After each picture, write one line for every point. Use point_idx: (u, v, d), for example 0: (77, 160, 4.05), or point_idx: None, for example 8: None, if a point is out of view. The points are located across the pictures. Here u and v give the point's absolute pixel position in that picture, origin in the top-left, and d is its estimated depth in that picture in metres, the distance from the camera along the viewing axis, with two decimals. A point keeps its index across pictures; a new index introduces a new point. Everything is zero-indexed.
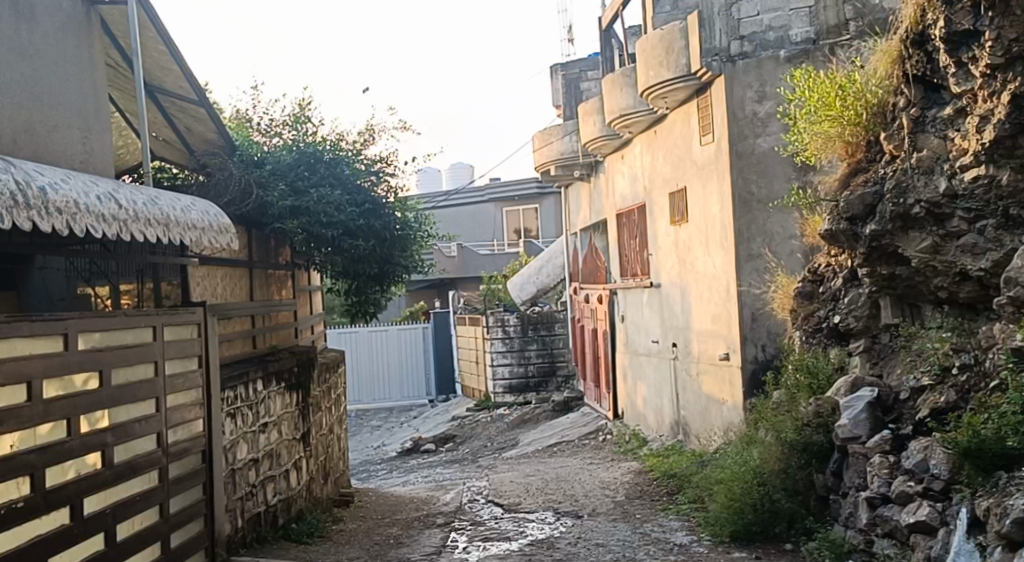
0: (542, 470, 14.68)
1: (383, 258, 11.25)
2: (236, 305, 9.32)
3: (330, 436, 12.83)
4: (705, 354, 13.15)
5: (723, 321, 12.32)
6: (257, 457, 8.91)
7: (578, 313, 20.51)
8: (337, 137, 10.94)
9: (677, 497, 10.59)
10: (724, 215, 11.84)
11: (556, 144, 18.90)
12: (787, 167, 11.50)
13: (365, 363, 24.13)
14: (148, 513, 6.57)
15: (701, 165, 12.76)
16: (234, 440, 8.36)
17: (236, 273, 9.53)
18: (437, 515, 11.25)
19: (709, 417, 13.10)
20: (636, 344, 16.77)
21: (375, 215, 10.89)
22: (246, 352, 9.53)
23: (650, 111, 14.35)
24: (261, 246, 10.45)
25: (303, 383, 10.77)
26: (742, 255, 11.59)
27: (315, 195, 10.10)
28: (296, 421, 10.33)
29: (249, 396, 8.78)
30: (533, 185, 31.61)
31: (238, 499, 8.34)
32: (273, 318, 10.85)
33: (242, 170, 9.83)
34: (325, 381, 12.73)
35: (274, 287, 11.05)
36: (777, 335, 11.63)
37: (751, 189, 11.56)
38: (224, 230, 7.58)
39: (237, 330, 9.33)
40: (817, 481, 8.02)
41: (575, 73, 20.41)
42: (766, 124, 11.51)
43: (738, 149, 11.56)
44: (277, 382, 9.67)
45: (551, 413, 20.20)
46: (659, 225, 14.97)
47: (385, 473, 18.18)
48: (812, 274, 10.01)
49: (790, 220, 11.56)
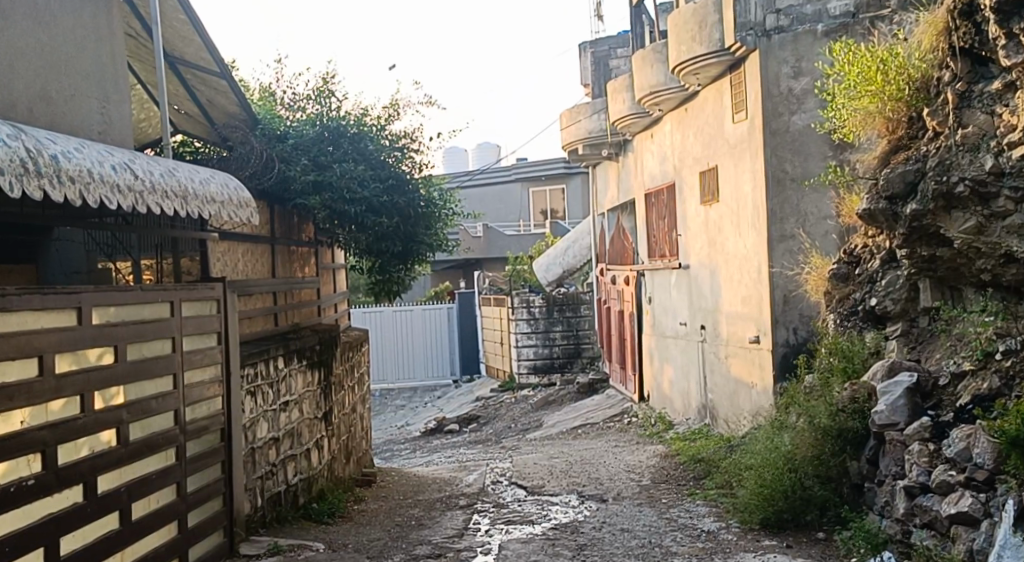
0: (566, 453, 14.48)
1: (407, 236, 11.07)
2: (258, 281, 9.16)
3: (352, 416, 12.68)
4: (734, 336, 12.90)
5: (753, 303, 12.06)
6: (277, 435, 8.75)
7: (604, 295, 20.26)
8: (361, 111, 10.74)
9: (704, 482, 10.36)
10: (756, 194, 11.57)
11: (584, 122, 18.73)
12: (823, 145, 11.26)
13: (389, 341, 24.04)
14: (165, 492, 6.42)
15: (734, 143, 12.49)
16: (254, 418, 8.21)
17: (258, 248, 9.36)
18: (460, 497, 11.08)
19: (738, 401, 12.86)
20: (663, 326, 16.52)
21: (400, 191, 10.70)
22: (267, 329, 9.37)
23: (682, 88, 14.08)
24: (284, 221, 10.28)
25: (325, 361, 10.61)
26: (775, 236, 11.34)
27: (339, 170, 9.92)
28: (317, 400, 10.18)
29: (270, 373, 8.63)
30: (560, 165, 31.31)
31: (258, 478, 8.19)
32: (295, 296, 10.68)
33: (265, 143, 9.64)
34: (347, 360, 12.56)
35: (297, 264, 10.88)
36: (810, 318, 11.39)
37: (785, 167, 11.30)
38: (245, 203, 7.41)
39: (258, 306, 9.17)
40: (852, 468, 7.78)
41: (604, 51, 20.12)
42: (802, 100, 11.25)
43: (772, 126, 11.30)
44: (298, 360, 9.50)
45: (575, 395, 19.99)
46: (688, 204, 14.71)
47: (408, 454, 18.04)
48: (848, 256, 9.81)
49: (826, 200, 11.31)
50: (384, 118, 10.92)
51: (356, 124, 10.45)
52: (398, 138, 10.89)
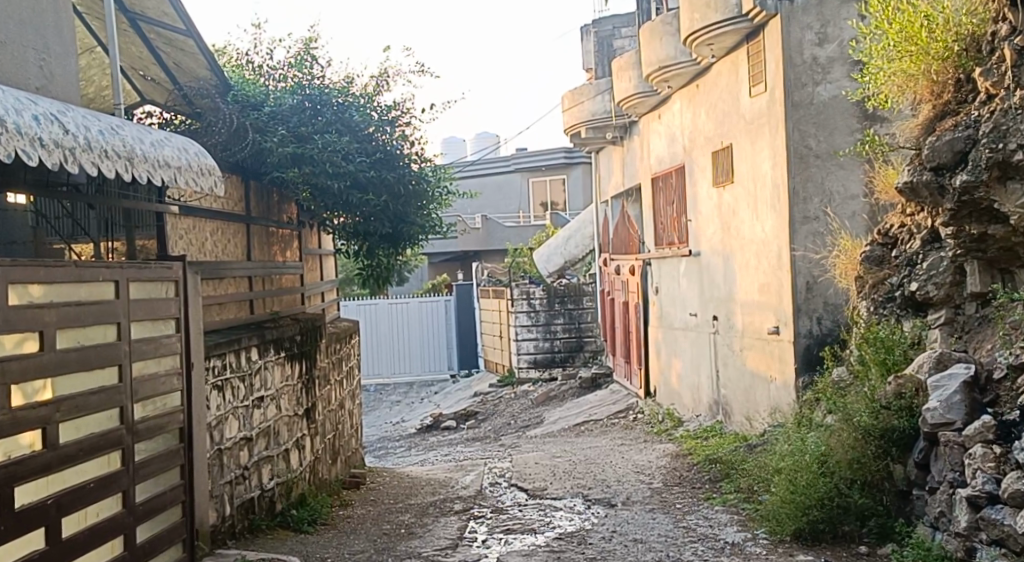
0: (570, 451, 13.57)
1: (397, 216, 10.14)
2: (230, 263, 8.25)
3: (340, 412, 11.77)
4: (751, 326, 11.98)
5: (772, 291, 11.13)
6: (250, 435, 7.83)
7: (608, 286, 19.35)
8: (346, 80, 9.82)
9: (722, 487, 9.45)
10: (777, 172, 10.68)
11: (588, 103, 17.74)
12: (850, 117, 10.42)
13: (385, 335, 23.09)
14: (106, 504, 5.50)
15: (752, 119, 11.57)
16: (222, 417, 7.29)
17: (231, 228, 8.45)
18: (454, 501, 10.19)
19: (754, 397, 11.95)
20: (672, 317, 15.61)
21: (387, 165, 9.77)
22: (239, 316, 8.45)
23: (693, 62, 13.18)
24: (261, 199, 9.37)
25: (308, 353, 9.69)
26: (797, 217, 10.45)
27: (319, 142, 8.99)
28: (299, 395, 9.27)
29: (241, 366, 7.71)
30: (561, 154, 30.33)
31: (225, 484, 7.26)
32: (275, 282, 9.78)
33: (237, 111, 8.71)
34: (334, 352, 11.64)
35: (277, 247, 9.96)
36: (836, 306, 10.50)
37: (809, 143, 10.42)
38: (208, 171, 6.51)
39: (229, 291, 8.26)
40: (897, 472, 6.88)
41: (608, 31, 19.14)
42: (827, 69, 10.37)
43: (795, 98, 10.40)
44: (276, 351, 8.58)
45: (578, 390, 19.06)
46: (699, 187, 13.81)
47: (402, 452, 17.13)
48: (883, 237, 8.90)
49: (853, 178, 10.47)
50: (372, 87, 10.01)
51: (341, 93, 9.53)
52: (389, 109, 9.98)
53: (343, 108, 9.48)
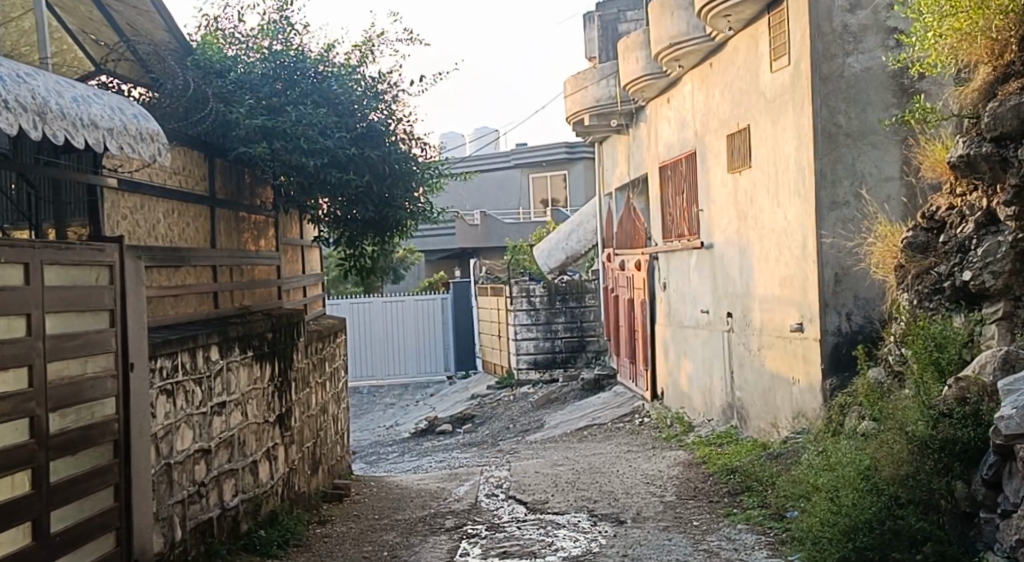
0: (573, 459, 12.56)
1: (381, 198, 9.14)
2: (187, 250, 7.25)
3: (322, 417, 10.79)
4: (770, 323, 10.96)
5: (796, 284, 10.14)
6: (208, 447, 6.81)
7: (612, 282, 18.32)
8: (327, 48, 8.84)
9: (744, 502, 8.47)
10: (801, 153, 9.70)
11: (591, 89, 16.74)
12: (884, 92, 9.49)
13: (379, 334, 22.14)
14: (9, 535, 4.57)
15: (773, 97, 10.58)
16: (172, 426, 6.27)
17: (190, 209, 7.43)
18: (446, 517, 9.19)
19: (774, 401, 10.94)
20: (681, 315, 14.59)
21: (370, 143, 8.75)
22: (199, 310, 7.46)
23: (706, 38, 12.20)
24: (228, 180, 8.37)
25: (282, 352, 8.69)
26: (825, 202, 9.45)
27: (292, 115, 7.99)
28: (270, 400, 8.24)
29: (198, 367, 6.69)
30: (562, 149, 29.37)
31: (176, 504, 6.24)
32: (246, 274, 8.79)
33: (199, 77, 7.71)
34: (316, 351, 10.65)
35: (248, 234, 8.95)
36: (868, 300, 9.53)
37: (838, 120, 9.45)
38: (149, 136, 5.54)
39: (187, 283, 7.27)
40: (958, 491, 5.85)
41: (612, 15, 18.09)
42: (859, 39, 9.42)
43: (823, 71, 9.42)
44: (242, 350, 7.56)
45: (580, 393, 18.05)
46: (712, 173, 12.81)
47: (394, 457, 16.16)
48: (928, 221, 7.90)
49: (887, 159, 9.53)
50: (356, 57, 9.02)
51: (318, 59, 8.55)
52: (375, 83, 9.02)
53: (320, 78, 8.49)
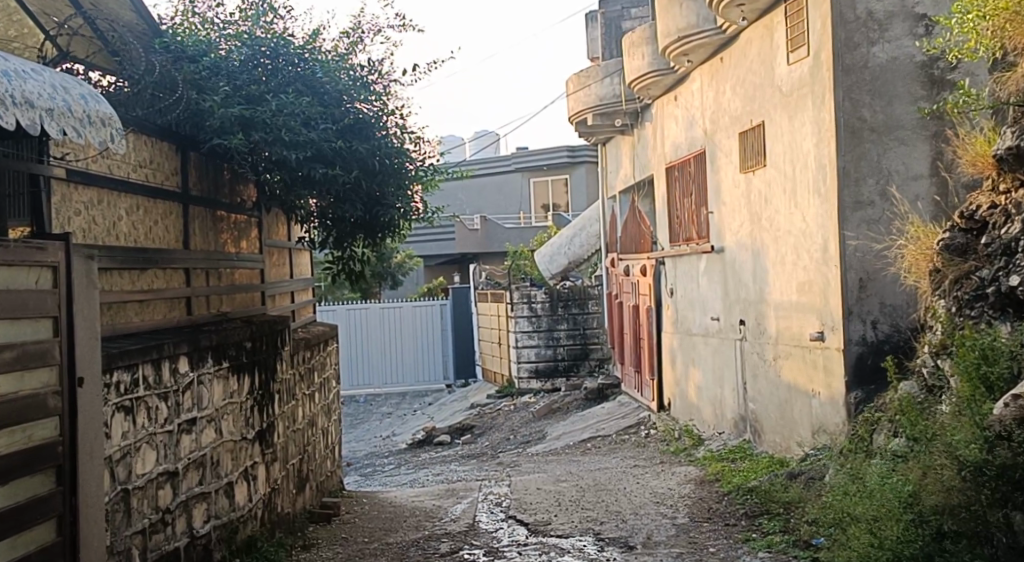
0: (577, 474, 11.88)
1: (371, 196, 8.46)
2: (154, 251, 6.58)
3: (309, 430, 10.11)
4: (787, 331, 10.28)
5: (816, 290, 9.46)
6: (174, 469, 6.13)
7: (616, 288, 17.62)
8: (313, 33, 8.18)
9: (764, 526, 7.80)
10: (823, 150, 9.03)
11: (594, 87, 16.09)
12: (913, 84, 8.84)
13: (376, 342, 21.50)
14: None
15: (790, 91, 9.92)
16: (131, 447, 5.59)
17: (159, 206, 6.77)
18: (441, 539, 8.51)
19: (791, 415, 10.26)
20: (690, 322, 13.91)
21: (358, 135, 8.07)
22: (169, 318, 6.78)
23: (717, 30, 11.53)
24: (204, 176, 7.71)
25: (263, 362, 8.02)
26: (848, 202, 8.80)
27: (272, 104, 7.32)
28: (249, 415, 7.56)
29: (164, 381, 6.02)
30: (564, 152, 28.70)
31: (134, 536, 5.56)
32: (225, 278, 8.11)
33: (169, 61, 7.03)
34: (303, 361, 9.98)
35: (227, 235, 8.28)
36: (894, 308, 8.87)
37: (862, 114, 8.79)
38: (100, 120, 4.87)
39: (153, 287, 6.59)
40: (1016, 523, 5.14)
41: (616, 12, 17.39)
42: (885, 26, 8.76)
43: (846, 61, 8.76)
44: (217, 361, 6.90)
45: (583, 403, 17.38)
46: (723, 173, 12.14)
47: (390, 470, 15.48)
48: (967, 221, 7.25)
49: (915, 155, 8.87)
50: (345, 44, 8.38)
51: (302, 45, 7.89)
52: (364, 72, 8.37)
53: (304, 66, 7.82)
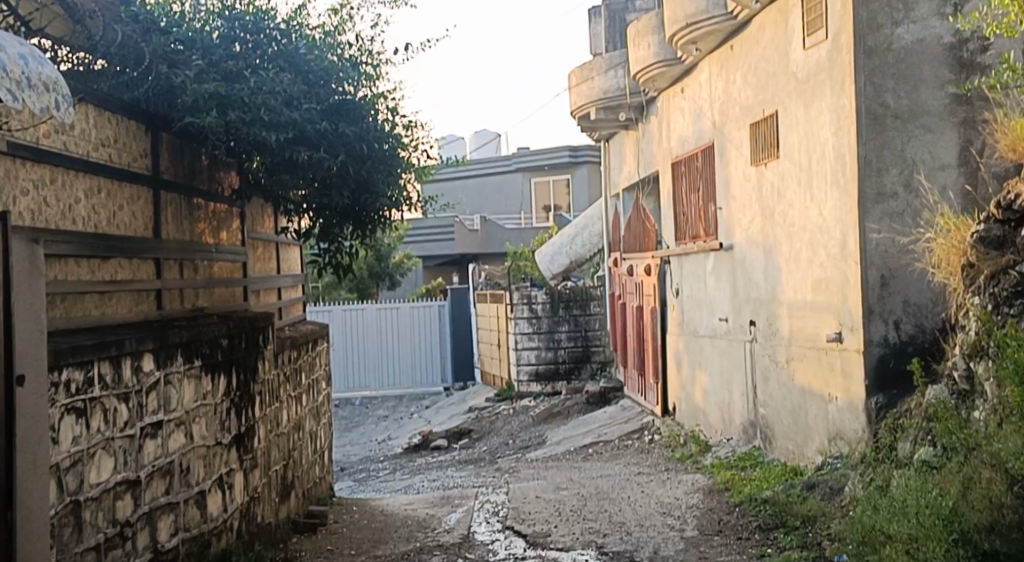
0: (578, 481, 11.31)
1: (360, 184, 7.90)
2: (118, 239, 6.01)
3: (296, 434, 9.54)
4: (801, 332, 9.69)
5: (833, 288, 8.88)
6: (136, 479, 5.56)
7: (619, 289, 17.03)
8: (298, 9, 7.64)
9: (780, 541, 7.23)
10: (843, 138, 8.45)
11: (597, 80, 15.48)
12: (940, 67, 8.28)
13: (372, 343, 20.94)
14: None
15: (807, 77, 9.33)
16: (82, 454, 5.02)
17: (127, 190, 6.21)
18: (433, 552, 7.94)
19: (804, 421, 9.68)
20: (696, 323, 13.33)
21: (342, 117, 7.49)
22: (134, 312, 6.21)
23: (728, 16, 10.95)
24: (178, 160, 7.15)
25: (242, 361, 7.46)
26: (870, 194, 8.23)
27: (252, 81, 6.76)
28: (225, 418, 6.99)
29: (125, 381, 5.46)
30: (565, 153, 28.13)
31: (83, 554, 4.98)
32: (202, 271, 7.54)
33: (137, 33, 6.44)
34: (290, 360, 9.42)
35: (206, 226, 7.72)
36: (918, 307, 8.30)
37: (885, 100, 8.23)
38: (42, 84, 4.33)
39: (116, 278, 6.00)
40: None
41: (620, 4, 16.78)
42: (910, 6, 8.20)
43: (869, 44, 8.20)
44: (189, 359, 6.33)
45: (584, 407, 16.80)
46: (733, 166, 11.57)
47: (384, 475, 14.89)
48: (1003, 212, 6.81)
49: (942, 144, 8.31)
50: (331, 22, 7.81)
51: (285, 20, 7.31)
52: (353, 52, 7.82)
53: (286, 41, 7.26)
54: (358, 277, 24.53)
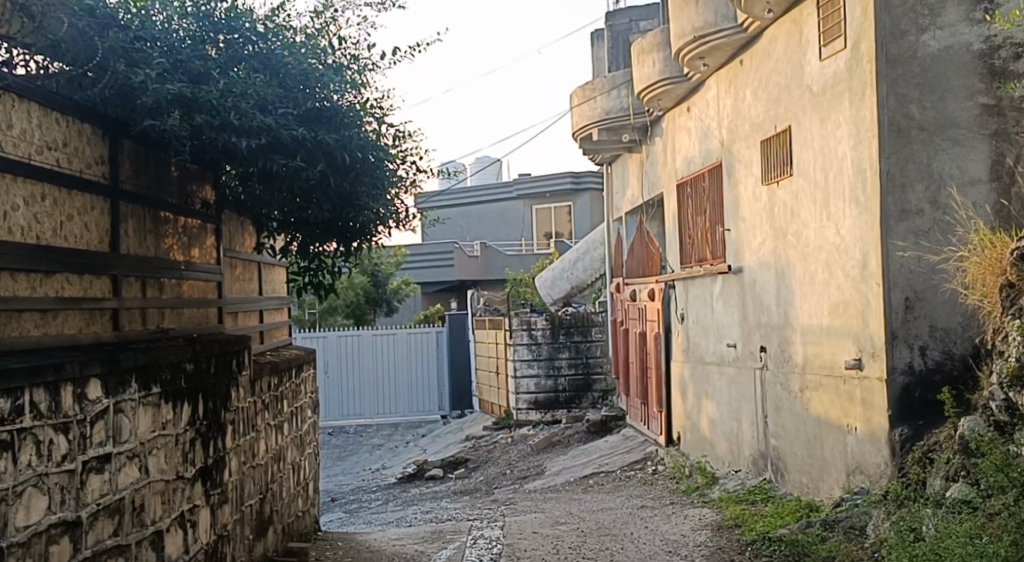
0: (579, 516, 10.64)
1: (342, 195, 7.30)
2: (65, 250, 5.39)
3: (275, 465, 8.91)
4: (817, 359, 9.04)
5: (852, 313, 8.24)
6: (76, 520, 4.93)
7: (622, 314, 16.39)
8: (278, 10, 7.06)
9: None
10: (863, 151, 7.84)
11: (600, 100, 14.87)
12: (968, 75, 7.70)
13: (368, 369, 20.29)
14: None
15: (822, 90, 8.65)
16: (6, 492, 4.39)
17: (78, 196, 5.61)
18: None
19: (820, 455, 9.01)
20: (703, 349, 12.69)
21: (322, 123, 6.88)
22: (85, 332, 5.59)
23: (738, 28, 10.37)
24: (142, 167, 6.54)
25: (212, 388, 6.83)
26: (893, 211, 7.62)
27: (220, 81, 6.17)
28: (188, 450, 6.35)
29: (65, 410, 4.83)
30: (567, 179, 27.57)
31: None
32: (169, 290, 6.90)
33: (93, 27, 5.60)
34: (270, 387, 8.79)
35: (176, 242, 7.11)
36: (946, 333, 7.68)
37: (910, 110, 7.64)
38: None
39: (63, 294, 5.39)
40: None
41: (624, 24, 15.93)
42: (936, 11, 7.63)
43: (892, 51, 7.61)
44: (145, 385, 5.70)
45: (585, 436, 16.13)
46: (743, 185, 10.96)
47: (376, 506, 14.21)
48: None
49: (971, 157, 7.71)
50: (315, 24, 7.22)
51: (262, 18, 6.64)
52: (338, 56, 7.24)
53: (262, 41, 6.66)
54: (350, 300, 23.94)
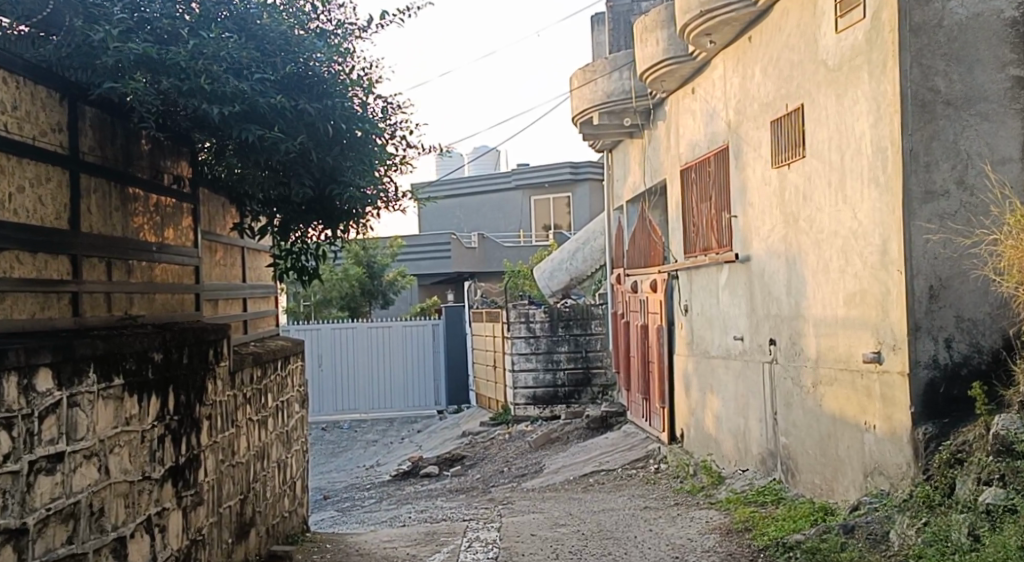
0: (580, 516, 10.14)
1: (327, 173, 6.79)
2: (15, 228, 4.90)
3: (258, 463, 8.39)
4: (831, 351, 8.53)
5: (870, 302, 7.73)
6: (23, 527, 4.43)
7: (623, 307, 15.87)
8: None
9: None
10: (883, 128, 7.33)
11: (600, 83, 14.35)
12: (998, 46, 7.19)
13: (363, 362, 19.77)
14: None
15: (839, 65, 8.12)
16: None
17: (32, 168, 5.11)
18: None
19: (834, 453, 8.50)
20: (708, 341, 12.18)
21: (303, 92, 6.35)
22: (38, 318, 5.10)
23: (747, 2, 9.85)
24: (107, 140, 6.03)
25: (184, 381, 6.32)
26: (916, 193, 7.12)
27: (190, 44, 5.67)
28: (156, 447, 5.84)
29: (8, 403, 4.33)
30: (566, 169, 27.12)
31: None
32: (137, 275, 6.37)
33: None
34: (252, 380, 8.27)
35: (147, 223, 6.60)
36: (973, 323, 7.18)
37: (935, 84, 7.12)
38: None
39: (13, 274, 4.90)
40: None
41: (625, 5, 15.41)
42: None
43: (915, 20, 7.10)
44: (105, 376, 5.18)
45: (585, 432, 15.63)
46: (751, 169, 10.44)
47: (369, 505, 13.71)
48: None
49: (1001, 134, 7.21)
50: None
51: None
52: (321, 23, 6.72)
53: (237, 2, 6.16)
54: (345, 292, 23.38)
